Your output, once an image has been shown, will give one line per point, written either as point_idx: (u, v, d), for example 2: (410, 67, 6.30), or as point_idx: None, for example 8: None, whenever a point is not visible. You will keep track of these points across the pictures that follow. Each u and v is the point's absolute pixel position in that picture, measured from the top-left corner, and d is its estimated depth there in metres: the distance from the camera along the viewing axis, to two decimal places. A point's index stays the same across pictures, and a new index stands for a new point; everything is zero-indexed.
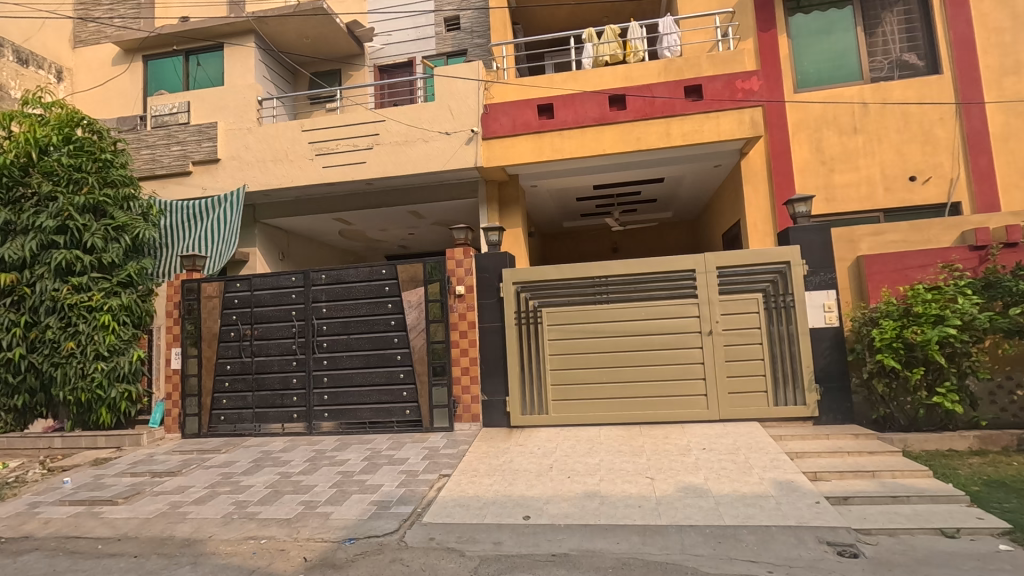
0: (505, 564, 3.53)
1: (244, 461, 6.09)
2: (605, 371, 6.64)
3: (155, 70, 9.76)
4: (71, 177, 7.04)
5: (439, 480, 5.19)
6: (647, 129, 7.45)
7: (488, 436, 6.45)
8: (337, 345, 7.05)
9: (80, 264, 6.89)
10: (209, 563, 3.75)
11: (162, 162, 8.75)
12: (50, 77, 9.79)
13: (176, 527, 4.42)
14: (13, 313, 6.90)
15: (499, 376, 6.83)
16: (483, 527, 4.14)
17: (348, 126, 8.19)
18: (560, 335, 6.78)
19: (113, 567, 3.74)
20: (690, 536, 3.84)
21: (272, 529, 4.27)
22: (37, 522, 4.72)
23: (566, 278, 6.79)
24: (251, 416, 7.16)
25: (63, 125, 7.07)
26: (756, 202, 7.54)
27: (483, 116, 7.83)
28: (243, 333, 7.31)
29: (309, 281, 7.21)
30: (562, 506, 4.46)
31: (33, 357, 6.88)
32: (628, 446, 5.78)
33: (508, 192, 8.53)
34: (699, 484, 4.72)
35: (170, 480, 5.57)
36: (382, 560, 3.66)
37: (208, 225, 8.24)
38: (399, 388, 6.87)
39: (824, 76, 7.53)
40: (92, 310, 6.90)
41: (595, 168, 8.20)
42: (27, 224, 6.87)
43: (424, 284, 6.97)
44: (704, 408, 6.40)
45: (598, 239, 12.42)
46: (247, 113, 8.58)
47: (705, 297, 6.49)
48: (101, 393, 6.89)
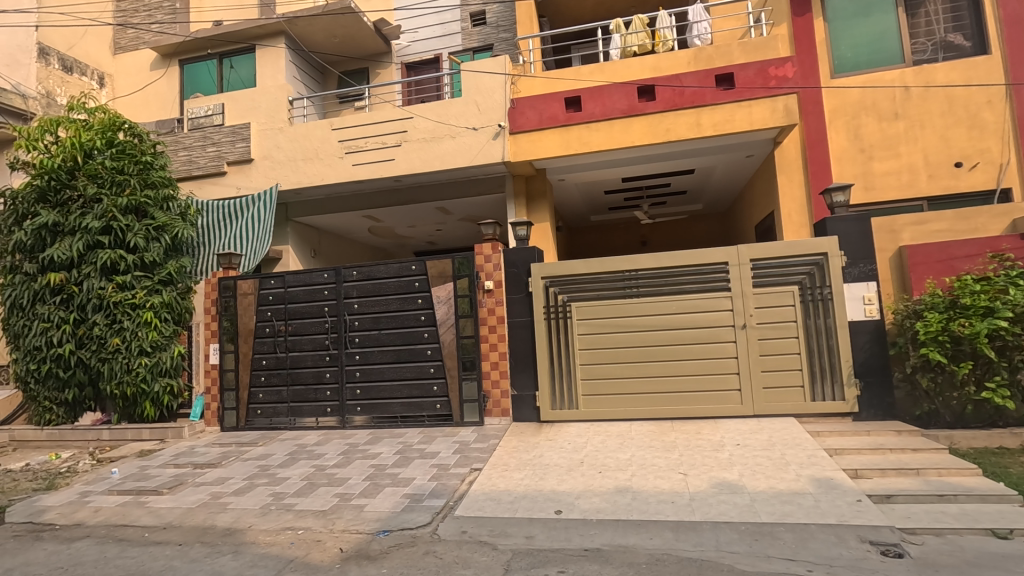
0: (537, 558, 3.53)
1: (281, 454, 6.24)
2: (635, 366, 6.56)
3: (190, 74, 10.04)
4: (115, 179, 7.30)
5: (470, 474, 5.23)
6: (677, 120, 7.32)
7: (519, 430, 6.46)
8: (369, 340, 7.15)
9: (124, 264, 7.15)
10: (249, 552, 3.86)
11: (198, 163, 9.00)
12: (91, 83, 10.14)
13: (218, 517, 4.56)
14: (62, 310, 7.19)
15: (529, 371, 6.83)
16: (514, 521, 4.15)
17: (377, 124, 8.27)
18: (589, 330, 6.73)
19: (160, 554, 3.89)
20: (725, 533, 3.77)
21: (308, 520, 4.37)
22: (88, 510, 4.93)
23: (595, 272, 6.74)
24: (286, 410, 7.32)
25: (107, 130, 7.35)
26: (791, 192, 7.34)
27: (510, 110, 7.80)
28: (277, 328, 7.48)
29: (341, 277, 7.33)
30: (594, 501, 4.44)
31: (82, 353, 7.17)
32: (660, 441, 5.72)
33: (535, 186, 8.51)
34: (734, 481, 4.63)
35: (211, 472, 5.76)
36: (415, 553, 3.70)
37: (242, 224, 8.45)
38: (429, 383, 6.94)
39: (864, 60, 7.24)
40: (136, 307, 7.15)
41: (623, 161, 8.10)
42: (74, 226, 7.14)
43: (452, 280, 7.00)
44: (737, 403, 6.29)
45: (627, 232, 12.26)
46: (278, 113, 8.74)
47: (739, 290, 6.36)
48: (145, 387, 7.16)
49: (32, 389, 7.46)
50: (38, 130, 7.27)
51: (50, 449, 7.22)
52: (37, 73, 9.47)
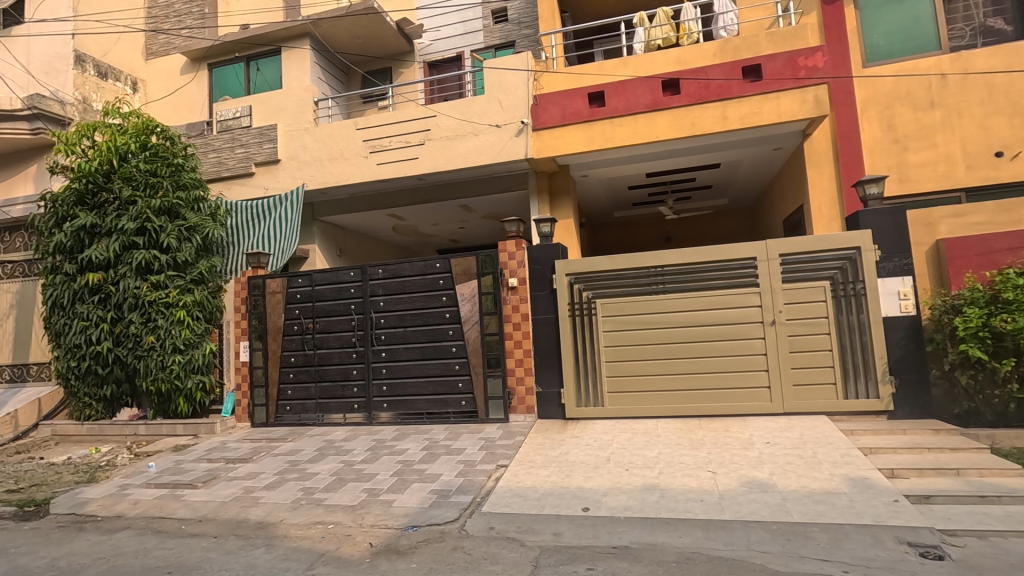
0: (566, 555, 3.52)
1: (309, 449, 6.35)
2: (662, 363, 6.50)
3: (219, 77, 10.25)
4: (148, 182, 7.50)
5: (497, 470, 5.25)
6: (702, 113, 7.21)
7: (544, 427, 6.46)
8: (394, 337, 7.23)
9: (158, 264, 7.34)
10: (282, 545, 3.93)
11: (227, 164, 9.18)
12: (125, 88, 10.44)
13: (250, 511, 4.66)
14: (100, 309, 7.42)
15: (554, 369, 6.82)
16: (541, 518, 4.15)
17: (400, 123, 8.33)
18: (615, 327, 6.69)
19: (196, 546, 4.00)
20: (756, 532, 3.71)
21: (338, 515, 4.44)
22: (127, 502, 5.09)
23: (620, 269, 6.69)
24: (314, 406, 7.45)
25: (140, 134, 7.56)
26: (821, 184, 7.17)
27: (533, 107, 7.78)
28: (305, 326, 7.60)
29: (367, 275, 7.42)
30: (621, 498, 4.41)
31: (119, 351, 7.39)
32: (687, 439, 5.65)
33: (558, 182, 8.47)
34: (764, 479, 4.55)
35: (242, 467, 5.89)
36: (444, 548, 3.73)
37: (270, 224, 8.60)
38: (454, 380, 6.98)
39: (897, 48, 7.01)
40: (169, 306, 7.34)
41: (647, 156, 8.02)
42: (110, 227, 7.36)
43: (477, 277, 7.02)
44: (766, 401, 6.18)
45: (651, 229, 12.14)
46: (304, 114, 8.86)
47: (768, 286, 6.25)
48: (179, 383, 7.35)
49: (72, 385, 7.73)
50: (76, 135, 7.50)
51: (90, 443, 7.48)
52: (75, 79, 9.55)
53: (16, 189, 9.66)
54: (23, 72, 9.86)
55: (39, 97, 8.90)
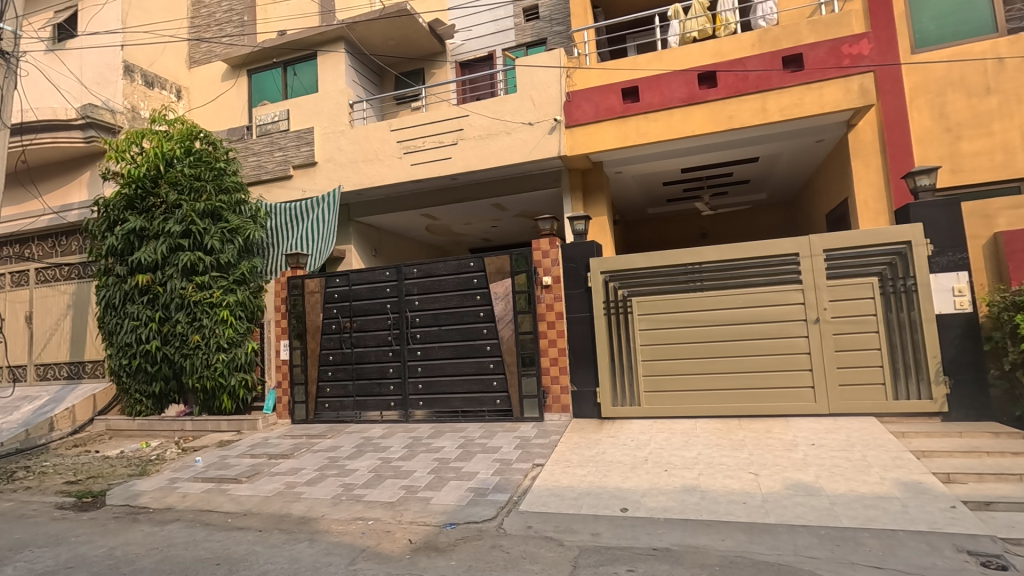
0: (605, 556, 3.49)
1: (348, 446, 6.46)
2: (700, 362, 6.38)
3: (257, 83, 10.51)
4: (193, 186, 7.77)
5: (533, 469, 5.23)
6: (740, 106, 7.04)
7: (580, 427, 6.41)
8: (430, 336, 7.29)
9: (202, 265, 7.58)
10: (324, 540, 4.01)
11: (266, 167, 9.40)
12: (170, 96, 10.82)
13: (293, 506, 4.77)
14: (149, 309, 7.72)
15: (589, 367, 6.76)
16: (579, 518, 4.12)
17: (434, 123, 8.39)
18: (651, 325, 6.61)
19: (242, 539, 4.11)
20: (803, 537, 3.60)
21: (377, 511, 4.50)
22: (177, 495, 5.28)
23: (656, 266, 6.58)
24: (352, 404, 7.58)
25: (185, 139, 7.83)
26: (867, 176, 6.91)
27: (566, 104, 7.73)
28: (343, 325, 7.74)
29: (402, 275, 7.50)
30: (661, 499, 4.34)
31: (167, 349, 7.67)
32: (727, 440, 5.53)
33: (592, 179, 8.38)
34: (810, 482, 4.42)
35: (284, 462, 6.03)
36: (482, 546, 3.74)
37: (308, 225, 8.79)
38: (489, 378, 7.00)
39: (949, 31, 6.67)
40: (213, 306, 7.57)
41: (683, 151, 7.87)
42: (158, 230, 7.64)
43: (510, 276, 7.02)
44: (811, 401, 6.00)
45: (685, 225, 11.91)
46: (340, 117, 9.03)
47: (811, 282, 6.06)
48: (223, 381, 7.59)
49: (124, 382, 8.08)
50: (126, 142, 7.82)
51: (141, 438, 7.79)
52: (124, 89, 9.95)
53: (72, 196, 10.16)
54: (77, 84, 10.34)
55: (91, 107, 9.31)
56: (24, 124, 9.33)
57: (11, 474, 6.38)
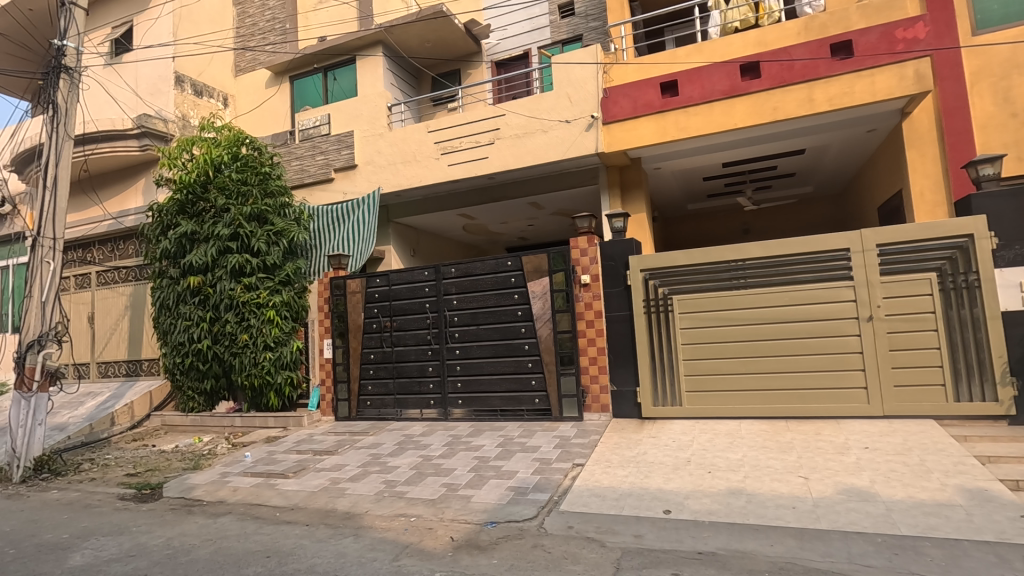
0: (648, 559, 3.42)
1: (390, 443, 6.57)
2: (745, 362, 6.22)
3: (300, 88, 10.78)
4: (240, 191, 8.07)
5: (573, 468, 5.20)
6: (785, 97, 6.81)
7: (620, 427, 6.34)
8: (468, 335, 7.34)
9: (250, 266, 7.85)
10: (368, 535, 4.09)
11: (309, 171, 9.64)
12: (218, 104, 11.21)
13: (338, 501, 4.88)
14: (200, 310, 8.03)
15: (629, 367, 6.66)
16: (621, 519, 4.07)
17: (470, 123, 8.44)
18: (693, 324, 6.47)
19: (291, 533, 4.24)
20: (858, 544, 3.45)
21: (419, 508, 4.56)
22: (228, 489, 5.49)
23: (698, 264, 6.43)
24: (393, 401, 7.70)
25: (232, 146, 8.12)
26: (923, 167, 6.58)
27: (603, 100, 7.64)
28: (383, 324, 7.88)
29: (440, 274, 7.57)
30: (705, 502, 4.24)
31: (217, 348, 7.96)
32: (774, 442, 5.36)
33: (630, 176, 8.26)
34: (864, 488, 4.23)
35: (328, 459, 6.18)
36: (523, 545, 3.74)
37: (349, 227, 8.98)
38: (527, 377, 6.99)
39: (1015, 10, 6.24)
40: (260, 306, 7.83)
41: (724, 145, 7.67)
42: (208, 234, 7.94)
43: (548, 274, 7.00)
44: (864, 402, 5.77)
45: (727, 220, 11.60)
46: (379, 120, 9.18)
47: (863, 279, 5.82)
48: (270, 378, 7.84)
49: (178, 379, 8.44)
50: (177, 149, 8.16)
51: (194, 433, 8.12)
52: (175, 99, 10.37)
53: (128, 202, 10.67)
54: (133, 95, 10.85)
55: (146, 117, 9.78)
56: (85, 134, 9.82)
57: (78, 465, 6.76)
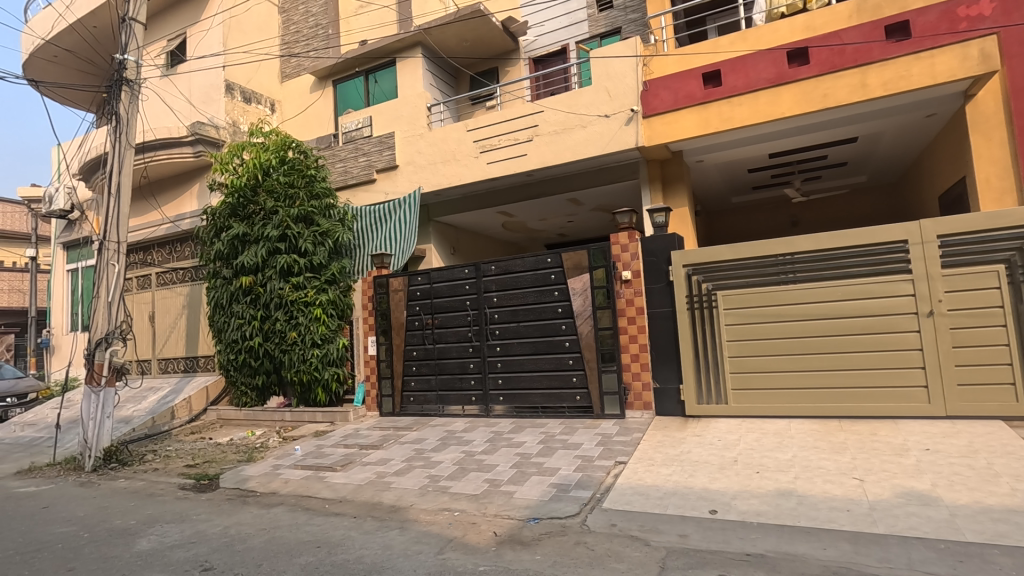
0: (694, 559, 3.37)
1: (433, 439, 6.67)
2: (794, 358, 6.03)
3: (342, 92, 11.04)
4: (287, 193, 8.35)
5: (615, 466, 5.16)
6: (836, 83, 6.53)
7: (662, 425, 6.23)
8: (509, 332, 7.37)
9: (298, 266, 8.11)
10: (414, 529, 4.17)
11: (352, 173, 9.87)
12: (265, 110, 11.61)
13: (383, 495, 5.01)
14: (252, 308, 8.35)
15: (672, 364, 6.54)
16: (665, 518, 4.01)
17: (509, 121, 8.46)
18: (739, 319, 6.30)
19: (340, 524, 4.37)
20: (918, 550, 3.29)
21: (462, 503, 4.63)
22: (280, 480, 5.71)
23: (744, 258, 6.26)
24: (435, 398, 7.81)
25: (280, 150, 8.41)
26: (989, 153, 6.19)
27: (643, 93, 7.52)
28: (425, 322, 8.01)
29: (480, 272, 7.62)
30: (753, 503, 4.14)
31: (268, 345, 8.27)
32: (826, 442, 5.17)
33: (671, 170, 8.10)
34: (925, 491, 4.03)
35: (373, 453, 6.33)
36: (566, 542, 3.74)
37: (391, 226, 9.15)
38: (568, 374, 6.97)
39: None
40: (308, 304, 8.10)
41: (770, 135, 7.42)
42: (258, 235, 8.24)
43: (588, 271, 6.94)
44: (924, 402, 5.49)
45: (774, 213, 11.22)
46: (418, 120, 9.32)
47: (923, 272, 5.55)
48: (317, 374, 8.09)
49: (232, 375, 8.81)
50: (229, 155, 8.49)
51: (247, 426, 8.47)
52: (226, 106, 10.80)
53: (184, 206, 11.20)
54: (187, 104, 11.37)
55: (200, 124, 10.24)
56: (145, 143, 10.44)
57: (143, 456, 7.16)
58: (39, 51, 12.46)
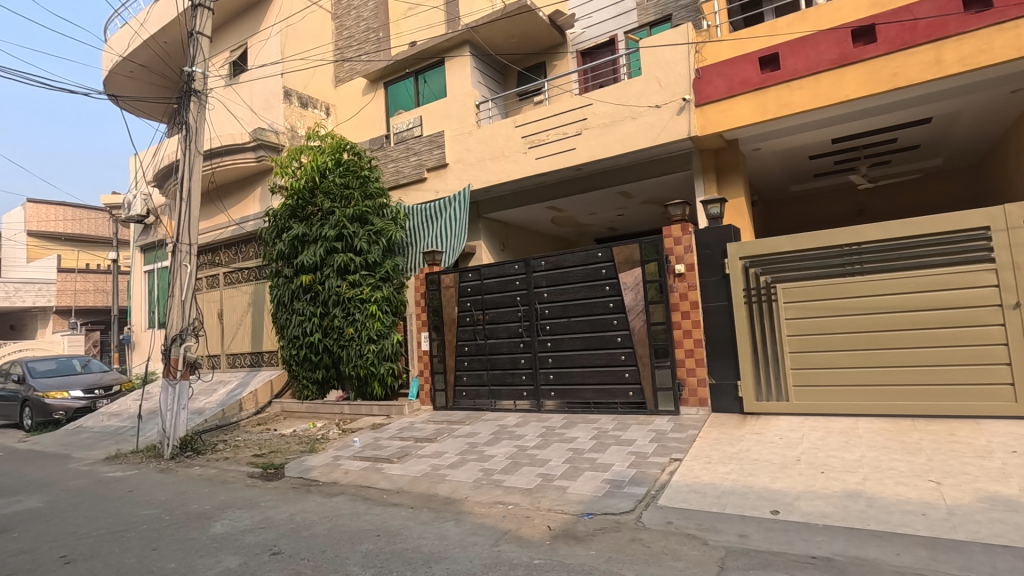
0: (756, 560, 3.27)
1: (485, 433, 6.76)
2: (861, 354, 5.74)
3: (393, 93, 11.29)
4: (343, 194, 8.64)
5: (671, 464, 5.06)
6: (907, 60, 6.13)
7: (719, 422, 6.06)
8: (560, 327, 7.36)
9: (354, 264, 8.38)
10: (469, 520, 4.25)
11: (404, 172, 10.08)
12: (321, 114, 12.01)
13: (439, 487, 5.12)
14: (312, 305, 8.69)
15: (728, 359, 6.35)
16: (724, 517, 3.91)
17: (557, 115, 8.43)
18: (801, 313, 6.05)
19: (398, 514, 4.50)
20: (1004, 559, 3.07)
21: (516, 497, 4.67)
22: (341, 471, 5.94)
23: (806, 249, 6.01)
24: (487, 392, 7.91)
25: (335, 152, 8.71)
26: None
27: (696, 81, 7.30)
28: (476, 318, 8.11)
29: (531, 268, 7.64)
30: (818, 504, 3.97)
31: (327, 340, 8.57)
32: (898, 442, 4.90)
33: (726, 159, 7.85)
34: (1011, 496, 3.76)
35: (428, 446, 6.47)
36: (621, 539, 3.71)
37: (441, 224, 9.29)
38: (620, 370, 6.88)
39: None
40: (364, 301, 8.36)
41: (833, 119, 7.07)
42: (317, 235, 8.56)
43: (640, 265, 6.82)
44: (1010, 401, 5.14)
45: (837, 202, 10.67)
46: (467, 118, 9.45)
47: (1007, 261, 5.19)
48: (374, 369, 8.34)
49: (295, 369, 9.20)
50: (288, 158, 8.86)
51: (309, 418, 8.84)
52: (285, 112, 11.25)
53: (248, 209, 11.79)
54: (249, 111, 11.92)
55: (261, 131, 10.81)
56: (212, 150, 11.04)
57: (215, 445, 7.62)
58: (117, 68, 13.44)
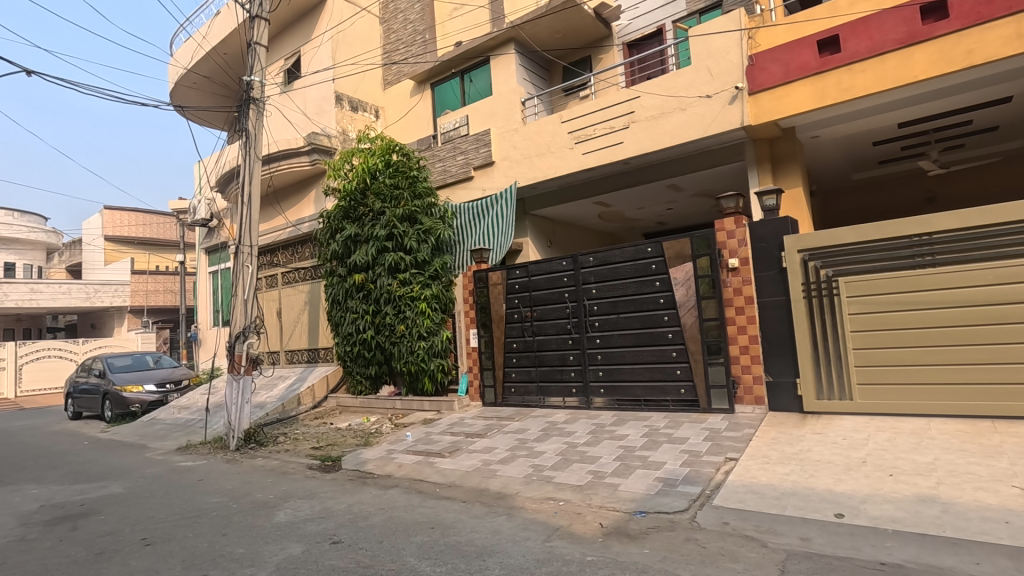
0: (819, 564, 3.15)
1: (535, 429, 6.77)
2: (933, 350, 5.41)
3: (440, 94, 11.45)
4: (393, 194, 8.84)
5: (726, 463, 4.93)
6: (983, 36, 5.72)
7: (777, 421, 5.85)
8: (608, 324, 7.29)
9: (404, 263, 8.57)
10: (520, 516, 4.28)
11: (451, 171, 10.22)
12: (370, 117, 12.31)
13: (490, 482, 5.18)
14: (364, 303, 8.94)
15: (786, 356, 6.12)
16: (784, 519, 3.78)
17: (604, 110, 8.33)
18: (866, 307, 5.76)
19: (450, 508, 4.59)
20: None
21: (567, 493, 4.67)
22: (394, 464, 6.10)
23: (870, 240, 5.71)
24: (536, 389, 7.92)
25: (385, 153, 8.92)
26: None
27: (749, 68, 7.06)
28: (524, 314, 8.13)
29: (579, 264, 7.59)
30: (886, 508, 3.78)
31: (379, 338, 8.80)
32: (976, 445, 4.59)
33: (781, 148, 7.55)
34: None
35: (479, 441, 6.55)
36: (676, 538, 3.64)
37: (488, 222, 9.37)
38: (672, 366, 6.75)
39: None
40: (414, 299, 8.54)
41: (899, 102, 6.68)
42: (368, 235, 8.80)
43: (692, 259, 6.66)
44: None
45: (905, 189, 10.09)
46: (513, 115, 9.47)
47: None
48: (425, 365, 8.51)
49: (349, 365, 9.50)
50: (341, 161, 9.13)
51: (363, 413, 9.12)
52: (336, 116, 11.61)
53: (304, 210, 12.26)
54: (303, 116, 12.37)
55: (315, 135, 11.20)
56: (269, 155, 11.54)
57: (276, 437, 7.97)
58: (182, 80, 14.24)
